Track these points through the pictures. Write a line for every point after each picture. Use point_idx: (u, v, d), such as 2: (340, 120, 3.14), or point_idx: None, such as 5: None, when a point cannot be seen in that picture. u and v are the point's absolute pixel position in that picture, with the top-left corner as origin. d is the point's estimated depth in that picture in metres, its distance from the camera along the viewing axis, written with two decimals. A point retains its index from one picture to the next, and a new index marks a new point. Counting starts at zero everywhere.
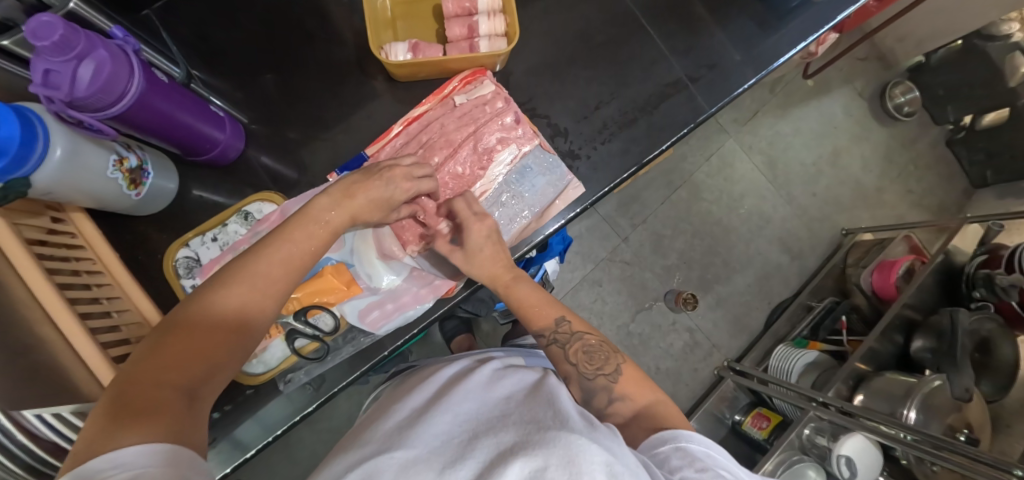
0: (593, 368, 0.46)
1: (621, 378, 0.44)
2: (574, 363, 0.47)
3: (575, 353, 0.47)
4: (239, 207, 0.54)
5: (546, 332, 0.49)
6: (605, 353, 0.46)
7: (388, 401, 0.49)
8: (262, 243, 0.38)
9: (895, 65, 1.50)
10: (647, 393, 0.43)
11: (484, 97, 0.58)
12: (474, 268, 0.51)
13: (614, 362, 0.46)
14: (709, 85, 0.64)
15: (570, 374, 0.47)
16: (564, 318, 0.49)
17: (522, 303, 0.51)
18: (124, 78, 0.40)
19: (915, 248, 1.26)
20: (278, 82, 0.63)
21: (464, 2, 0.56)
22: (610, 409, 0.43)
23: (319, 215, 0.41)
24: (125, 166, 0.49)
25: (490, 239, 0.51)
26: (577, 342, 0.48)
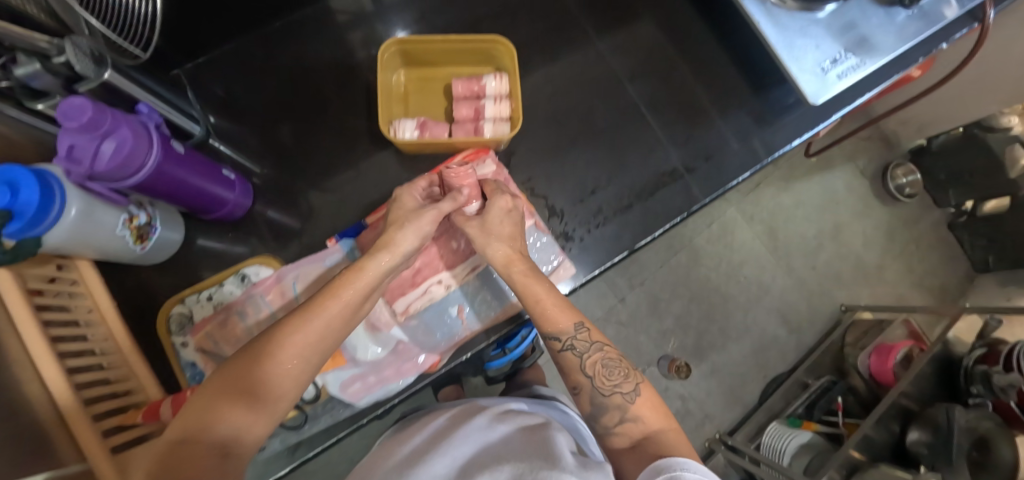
0: (610, 385, 0.45)
1: (639, 399, 0.43)
2: (590, 376, 0.46)
3: (593, 365, 0.46)
4: (236, 268, 0.52)
5: (564, 337, 0.47)
6: (623, 370, 0.45)
7: (396, 440, 0.48)
8: (315, 297, 0.41)
9: (898, 146, 1.53)
10: (661, 418, 0.42)
11: (485, 176, 0.60)
12: (495, 248, 0.50)
13: (631, 381, 0.45)
14: (705, 176, 0.66)
15: (582, 386, 0.46)
16: (583, 324, 0.47)
17: (540, 301, 0.48)
18: (143, 152, 0.42)
19: (913, 333, 1.26)
20: (296, 139, 0.66)
21: (473, 86, 0.60)
22: (619, 427, 0.42)
23: (365, 271, 0.44)
24: (134, 223, 0.51)
25: (510, 215, 0.53)
26: (595, 352, 0.47)
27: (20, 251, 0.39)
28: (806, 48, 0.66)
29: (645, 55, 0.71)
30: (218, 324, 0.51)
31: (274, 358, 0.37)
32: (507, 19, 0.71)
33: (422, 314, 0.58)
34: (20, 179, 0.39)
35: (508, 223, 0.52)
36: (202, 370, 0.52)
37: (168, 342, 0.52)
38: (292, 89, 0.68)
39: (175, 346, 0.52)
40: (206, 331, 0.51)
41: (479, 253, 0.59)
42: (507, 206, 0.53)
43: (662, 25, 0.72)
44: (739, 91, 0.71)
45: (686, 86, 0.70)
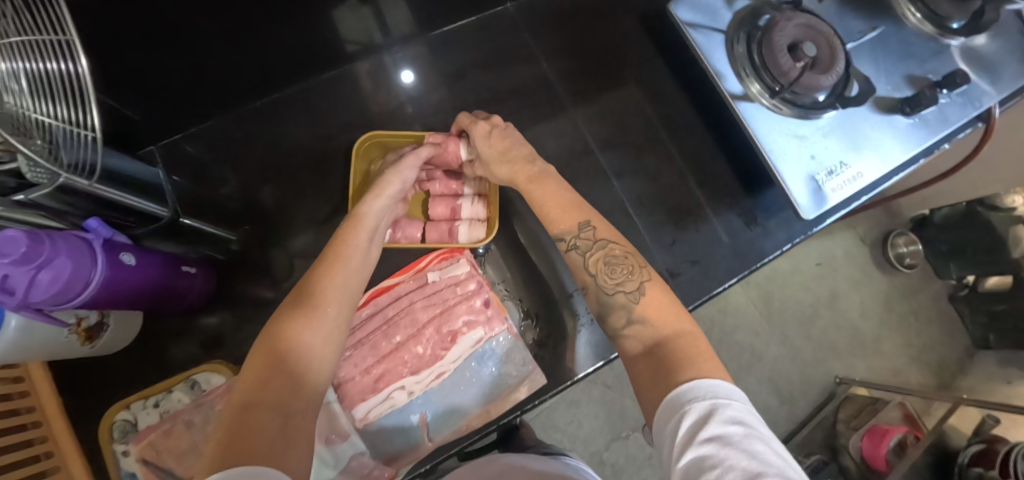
0: (614, 283, 0.45)
1: (644, 299, 0.42)
2: (594, 275, 0.46)
3: (596, 263, 0.46)
4: (187, 375, 0.51)
5: (569, 235, 0.48)
6: (628, 267, 0.45)
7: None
8: (311, 275, 0.43)
9: (899, 214, 1.50)
10: (675, 321, 0.40)
11: (457, 277, 0.58)
12: (495, 165, 0.54)
13: (637, 279, 0.44)
14: (689, 283, 0.64)
15: (589, 285, 0.47)
16: (589, 222, 0.48)
17: (544, 204, 0.50)
18: (88, 272, 0.40)
19: (908, 416, 1.24)
20: (278, 203, 0.68)
21: (451, 184, 0.60)
22: (627, 329, 0.41)
23: (347, 251, 0.46)
24: (83, 325, 0.48)
25: (494, 132, 0.54)
26: (597, 251, 0.47)
27: None
28: (798, 155, 0.64)
29: (635, 150, 0.69)
30: (163, 433, 0.49)
31: (297, 332, 0.37)
32: (497, 107, 0.70)
33: (381, 421, 0.55)
34: None
35: (502, 144, 0.54)
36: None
37: (110, 450, 0.49)
38: (277, 167, 0.68)
39: (117, 454, 0.49)
40: (150, 439, 0.48)
41: (446, 360, 0.56)
42: (496, 124, 0.55)
43: (655, 119, 0.71)
44: (731, 191, 0.69)
45: (675, 184, 0.68)
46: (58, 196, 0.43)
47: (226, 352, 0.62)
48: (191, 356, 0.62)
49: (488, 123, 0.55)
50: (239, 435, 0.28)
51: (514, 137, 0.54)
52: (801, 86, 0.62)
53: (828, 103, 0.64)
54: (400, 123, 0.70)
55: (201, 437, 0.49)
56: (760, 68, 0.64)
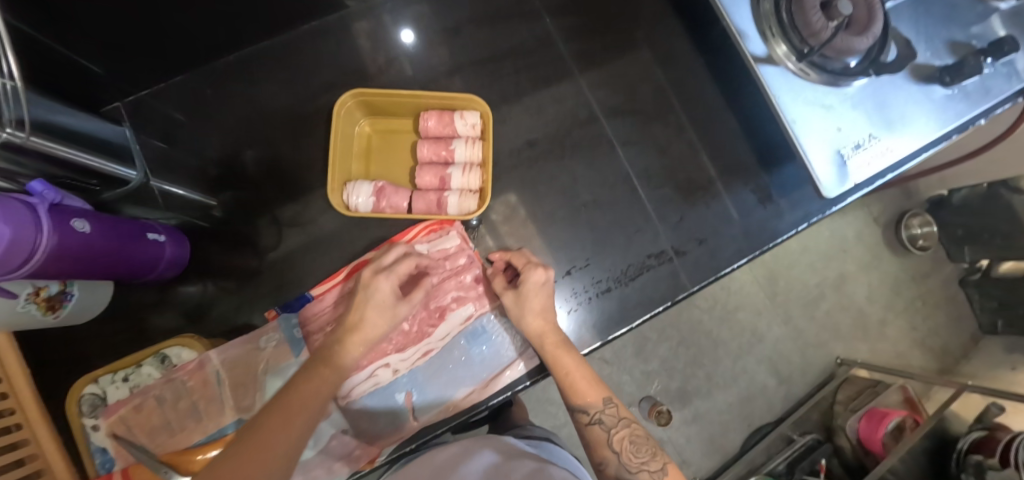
0: (636, 461, 0.47)
1: (667, 478, 0.44)
2: (616, 451, 0.48)
3: (619, 441, 0.48)
4: (157, 348, 0.48)
5: (592, 410, 0.49)
6: (650, 448, 0.47)
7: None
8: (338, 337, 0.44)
9: (916, 195, 1.43)
10: None
11: (446, 251, 0.54)
12: (530, 318, 0.49)
13: (659, 460, 0.46)
14: (695, 262, 0.60)
15: (607, 462, 0.48)
16: (611, 399, 0.50)
17: (571, 373, 0.49)
18: (32, 237, 0.36)
19: (909, 400, 1.21)
20: (259, 167, 0.63)
21: (441, 151, 0.55)
22: None
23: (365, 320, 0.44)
24: (43, 295, 0.45)
25: (544, 290, 0.50)
26: (622, 429, 0.49)
27: None
28: (822, 129, 0.59)
29: (644, 119, 0.63)
30: (133, 409, 0.46)
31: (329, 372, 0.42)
32: (495, 66, 0.64)
33: (364, 403, 0.52)
34: None
35: (545, 296, 0.50)
36: (113, 457, 0.47)
37: (80, 424, 0.47)
38: (260, 131, 0.63)
39: (86, 429, 0.47)
40: (119, 415, 0.46)
41: (433, 338, 0.53)
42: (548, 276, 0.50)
43: (666, 86, 0.65)
44: (745, 166, 0.64)
45: (685, 156, 0.63)
46: (12, 155, 0.40)
47: (204, 326, 0.59)
48: (169, 325, 0.59)
49: (545, 272, 0.50)
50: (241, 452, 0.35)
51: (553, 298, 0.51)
52: (833, 48, 0.56)
53: (859, 69, 0.58)
54: (388, 82, 0.64)
55: (173, 413, 0.47)
56: (788, 27, 0.57)
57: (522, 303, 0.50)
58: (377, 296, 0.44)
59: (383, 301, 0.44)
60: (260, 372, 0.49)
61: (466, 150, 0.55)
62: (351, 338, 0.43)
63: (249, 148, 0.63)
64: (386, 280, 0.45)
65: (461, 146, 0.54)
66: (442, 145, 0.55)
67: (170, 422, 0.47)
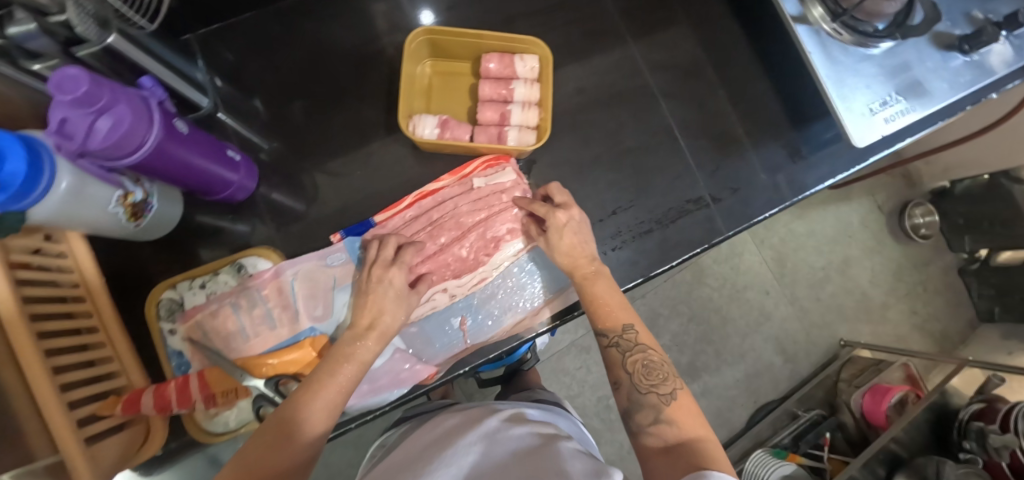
0: (647, 384, 0.42)
1: (675, 404, 0.40)
2: (629, 372, 0.43)
3: (632, 363, 0.44)
4: (234, 258, 0.51)
5: (611, 334, 0.46)
6: (663, 373, 0.42)
7: (406, 448, 0.53)
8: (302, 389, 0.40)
9: (918, 185, 1.47)
10: (699, 426, 0.39)
11: (503, 185, 0.58)
12: (558, 256, 0.50)
13: (671, 384, 0.42)
14: (730, 209, 0.64)
15: (622, 382, 0.44)
16: (632, 326, 0.46)
17: (599, 303, 0.47)
18: (142, 131, 0.39)
19: (911, 377, 1.27)
20: (305, 119, 0.63)
21: (501, 89, 0.57)
22: (653, 428, 0.39)
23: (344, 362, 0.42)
24: (129, 200, 0.48)
25: (569, 229, 0.51)
26: (638, 353, 0.44)
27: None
28: (855, 87, 0.63)
29: (682, 75, 0.67)
30: (210, 314, 0.50)
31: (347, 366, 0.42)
32: (543, 19, 0.67)
33: (420, 325, 0.56)
34: (8, 148, 0.36)
35: (571, 238, 0.50)
36: (189, 360, 0.50)
37: (157, 327, 0.50)
38: (308, 84, 0.64)
39: (163, 332, 0.50)
40: (196, 319, 0.49)
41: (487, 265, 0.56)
42: (575, 216, 0.51)
43: (704, 45, 0.68)
44: (777, 123, 0.67)
45: (720, 112, 0.67)
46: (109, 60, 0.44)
47: None
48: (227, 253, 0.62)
49: (567, 213, 0.51)
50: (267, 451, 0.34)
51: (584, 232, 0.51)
52: (864, 11, 0.60)
53: (886, 32, 0.62)
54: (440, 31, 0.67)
55: (248, 319, 0.50)
56: None
57: (549, 241, 0.52)
58: (391, 292, 0.48)
59: (396, 295, 0.48)
60: (329, 287, 0.52)
61: (525, 89, 0.58)
62: (369, 336, 0.45)
63: (297, 100, 0.64)
64: (398, 272, 0.49)
65: (521, 87, 0.58)
66: (503, 85, 0.58)
67: (244, 327, 0.50)
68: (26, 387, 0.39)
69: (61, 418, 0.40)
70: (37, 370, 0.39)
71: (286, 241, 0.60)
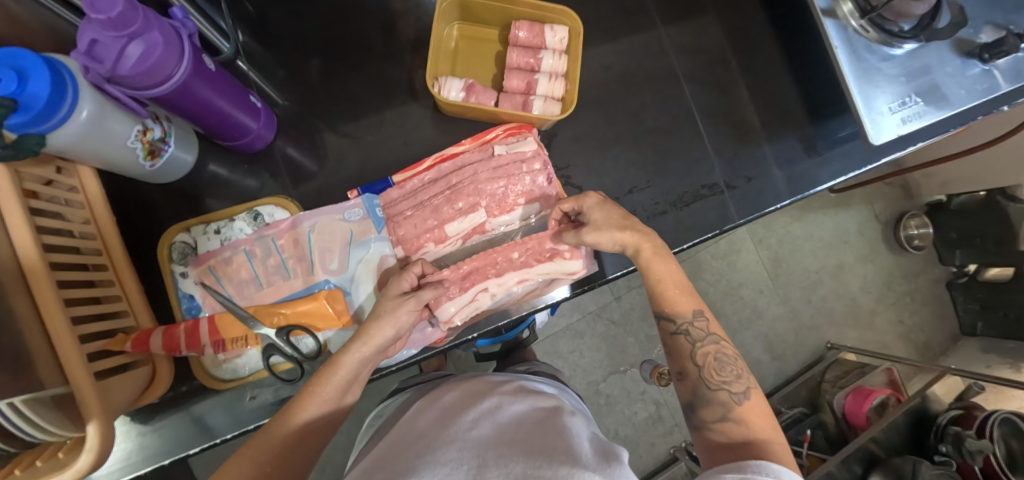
0: (718, 380, 0.42)
1: (747, 404, 0.40)
2: (699, 364, 0.43)
3: (703, 356, 0.43)
4: (250, 205, 0.51)
5: (680, 320, 0.45)
6: (736, 369, 0.42)
7: (424, 407, 0.51)
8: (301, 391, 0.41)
9: (916, 196, 1.49)
10: (771, 429, 0.38)
11: (524, 154, 0.57)
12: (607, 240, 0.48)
13: (744, 382, 0.41)
14: (744, 197, 0.64)
15: (687, 373, 0.43)
16: (701, 312, 0.45)
17: (661, 285, 0.46)
18: (172, 63, 0.38)
19: (893, 382, 1.30)
20: (323, 76, 0.62)
21: (529, 58, 0.57)
22: (717, 425, 0.39)
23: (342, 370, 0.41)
24: (147, 137, 0.47)
25: (606, 207, 0.49)
26: (709, 344, 0.44)
27: (20, 147, 0.36)
28: (879, 87, 0.62)
29: (706, 60, 0.67)
30: (224, 260, 0.50)
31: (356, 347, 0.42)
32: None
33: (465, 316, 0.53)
34: (30, 65, 0.35)
35: (615, 217, 0.48)
36: (200, 304, 0.50)
37: (169, 269, 0.50)
38: (328, 41, 0.63)
39: (176, 274, 0.50)
40: (209, 264, 0.50)
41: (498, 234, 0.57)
42: (603, 195, 0.50)
43: (730, 32, 0.68)
44: (794, 116, 0.67)
45: (741, 100, 0.67)
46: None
47: None
48: None
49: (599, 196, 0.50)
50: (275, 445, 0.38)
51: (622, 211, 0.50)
52: (892, 10, 0.59)
53: (912, 33, 0.61)
54: None
55: (262, 268, 0.51)
56: None
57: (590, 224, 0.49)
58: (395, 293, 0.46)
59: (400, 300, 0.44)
60: (344, 243, 0.53)
61: (553, 60, 0.58)
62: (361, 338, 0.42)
63: (316, 55, 0.62)
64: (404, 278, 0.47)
65: (549, 58, 0.57)
66: (530, 54, 0.57)
67: (259, 276, 0.51)
68: (37, 316, 0.39)
69: (73, 350, 0.39)
70: (48, 299, 0.39)
71: (299, 197, 0.59)
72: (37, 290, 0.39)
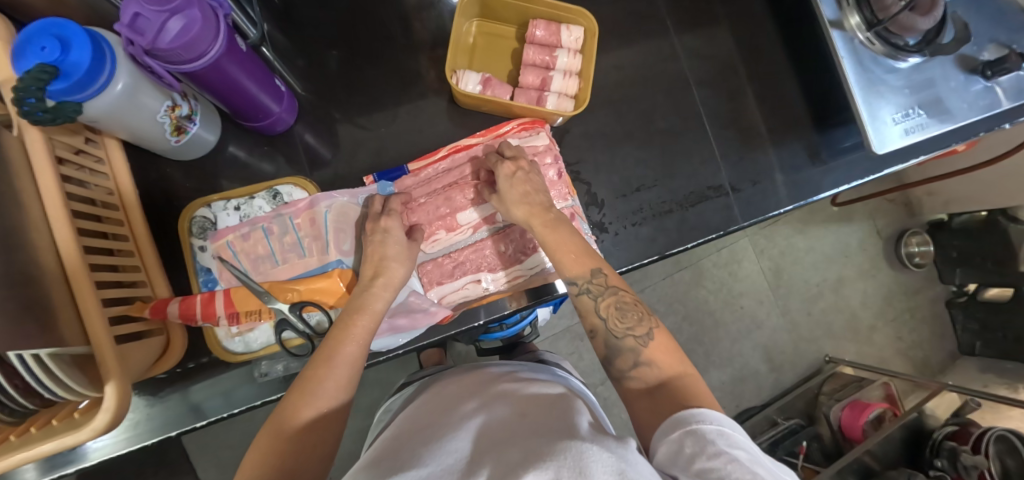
0: (623, 327, 0.43)
1: (652, 343, 0.41)
2: (604, 318, 0.44)
3: (606, 308, 0.44)
4: (271, 184, 0.55)
5: (580, 280, 0.46)
6: (637, 312, 0.43)
7: (426, 400, 0.51)
8: (293, 393, 0.38)
9: (918, 214, 1.50)
10: (677, 364, 0.40)
11: (535, 148, 0.59)
12: (513, 207, 0.51)
13: (646, 324, 0.42)
14: (748, 200, 0.66)
15: (597, 329, 0.45)
16: (601, 269, 0.46)
17: (558, 249, 0.48)
18: (207, 41, 0.40)
19: (889, 396, 1.31)
20: (344, 64, 0.64)
21: (545, 55, 0.59)
22: (633, 371, 0.41)
23: (332, 359, 0.40)
24: (175, 113, 0.48)
25: (518, 178, 0.52)
26: (609, 296, 0.45)
27: (59, 112, 0.37)
28: (884, 98, 0.64)
29: (715, 66, 0.69)
30: (240, 234, 0.52)
31: (357, 321, 0.43)
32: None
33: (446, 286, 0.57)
34: (73, 36, 0.37)
35: (524, 187, 0.51)
36: (215, 277, 0.52)
37: (189, 242, 0.53)
38: (349, 32, 0.65)
39: (194, 247, 0.53)
40: (227, 239, 0.52)
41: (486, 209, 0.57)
42: (522, 168, 0.53)
43: (740, 40, 0.70)
44: (800, 124, 0.69)
45: (749, 106, 0.69)
46: None
47: None
48: None
49: (516, 165, 0.53)
50: (295, 439, 0.35)
51: (539, 184, 0.52)
52: (897, 24, 0.61)
53: (916, 48, 0.63)
54: None
55: (278, 244, 0.52)
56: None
57: (501, 194, 0.52)
58: (390, 241, 0.49)
59: (402, 245, 0.49)
60: (357, 224, 0.54)
61: (568, 59, 0.59)
62: (375, 283, 0.46)
63: (339, 45, 0.64)
64: (392, 221, 0.50)
65: (564, 57, 0.59)
66: (546, 52, 0.59)
67: (274, 252, 0.52)
68: (61, 275, 0.40)
69: (94, 312, 0.40)
70: (74, 260, 0.40)
71: (317, 180, 0.61)
72: (63, 249, 0.40)
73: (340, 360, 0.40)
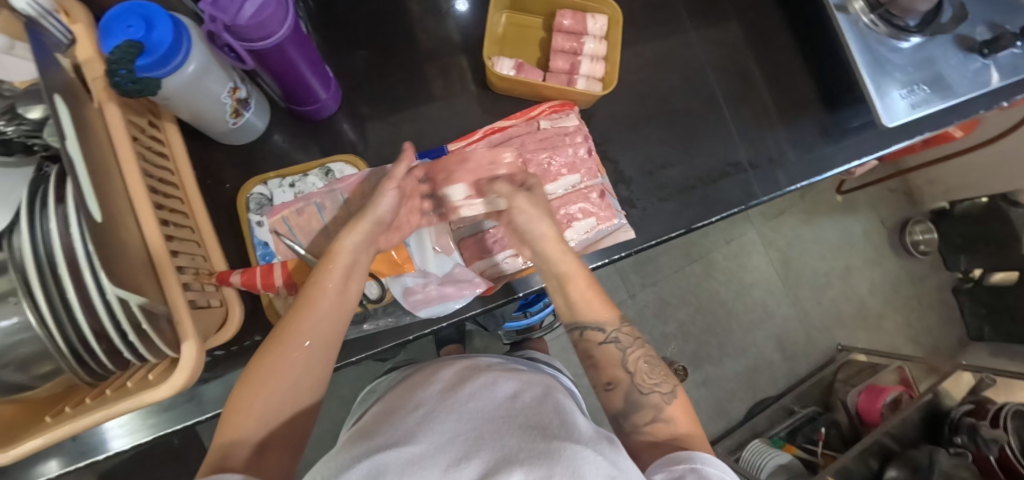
0: (649, 384, 0.47)
1: (675, 402, 0.46)
2: (630, 371, 0.47)
3: (634, 361, 0.48)
4: (323, 163, 0.60)
5: (608, 328, 0.49)
6: (661, 373, 0.48)
7: (416, 378, 0.51)
8: (296, 302, 0.44)
9: (920, 203, 1.53)
10: (690, 423, 0.45)
11: (566, 128, 0.63)
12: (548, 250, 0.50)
13: (670, 384, 0.47)
14: (766, 176, 0.69)
15: (619, 381, 0.47)
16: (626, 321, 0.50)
17: (586, 297, 0.49)
18: (277, 21, 0.43)
19: (904, 380, 1.32)
20: (381, 55, 0.68)
21: (573, 41, 0.63)
22: (649, 426, 0.44)
23: (329, 265, 0.45)
24: (235, 96, 0.52)
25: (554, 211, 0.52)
26: (637, 349, 0.49)
27: (144, 84, 0.40)
28: (891, 76, 0.68)
29: (728, 51, 0.73)
30: (296, 209, 0.56)
31: (352, 237, 0.47)
32: None
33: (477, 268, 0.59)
34: (155, 14, 0.40)
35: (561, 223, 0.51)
36: (273, 250, 0.57)
37: (247, 217, 0.58)
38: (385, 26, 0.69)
39: (252, 221, 0.58)
40: (283, 214, 0.55)
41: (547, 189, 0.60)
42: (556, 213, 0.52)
43: (750, 28, 0.75)
44: (811, 103, 0.73)
45: (761, 88, 0.73)
46: None
47: None
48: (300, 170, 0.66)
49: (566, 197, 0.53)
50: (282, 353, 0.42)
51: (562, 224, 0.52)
52: (898, 7, 0.64)
53: (917, 28, 0.67)
54: None
55: (331, 220, 0.56)
56: None
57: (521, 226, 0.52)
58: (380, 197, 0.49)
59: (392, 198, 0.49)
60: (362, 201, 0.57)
61: (595, 44, 0.63)
62: (355, 224, 0.47)
63: (377, 36, 0.68)
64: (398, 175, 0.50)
65: (591, 42, 0.63)
66: (575, 38, 0.63)
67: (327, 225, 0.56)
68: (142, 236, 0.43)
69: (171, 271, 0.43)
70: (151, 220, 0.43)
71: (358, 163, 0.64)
72: (140, 210, 0.43)
73: (335, 279, 0.44)
